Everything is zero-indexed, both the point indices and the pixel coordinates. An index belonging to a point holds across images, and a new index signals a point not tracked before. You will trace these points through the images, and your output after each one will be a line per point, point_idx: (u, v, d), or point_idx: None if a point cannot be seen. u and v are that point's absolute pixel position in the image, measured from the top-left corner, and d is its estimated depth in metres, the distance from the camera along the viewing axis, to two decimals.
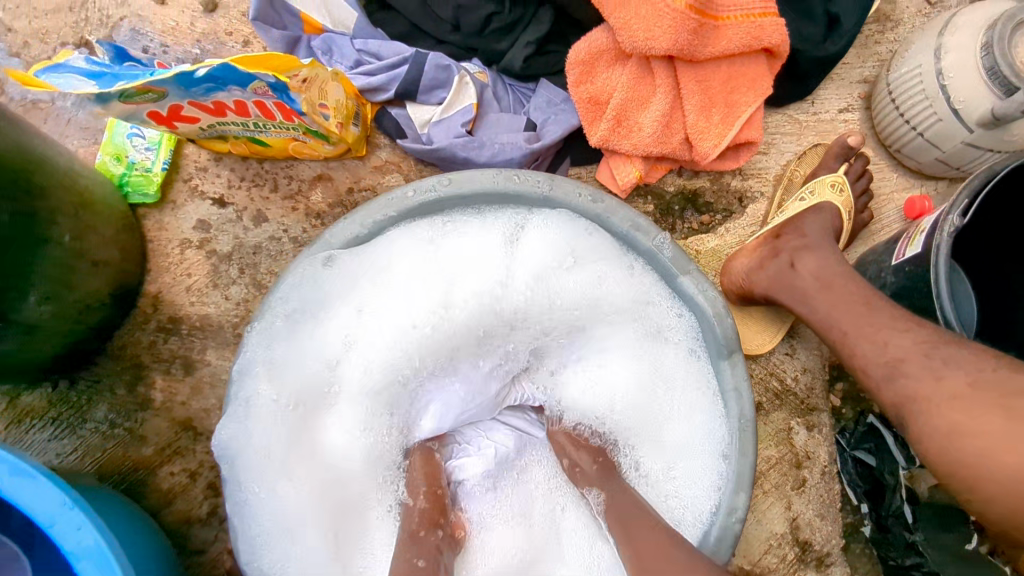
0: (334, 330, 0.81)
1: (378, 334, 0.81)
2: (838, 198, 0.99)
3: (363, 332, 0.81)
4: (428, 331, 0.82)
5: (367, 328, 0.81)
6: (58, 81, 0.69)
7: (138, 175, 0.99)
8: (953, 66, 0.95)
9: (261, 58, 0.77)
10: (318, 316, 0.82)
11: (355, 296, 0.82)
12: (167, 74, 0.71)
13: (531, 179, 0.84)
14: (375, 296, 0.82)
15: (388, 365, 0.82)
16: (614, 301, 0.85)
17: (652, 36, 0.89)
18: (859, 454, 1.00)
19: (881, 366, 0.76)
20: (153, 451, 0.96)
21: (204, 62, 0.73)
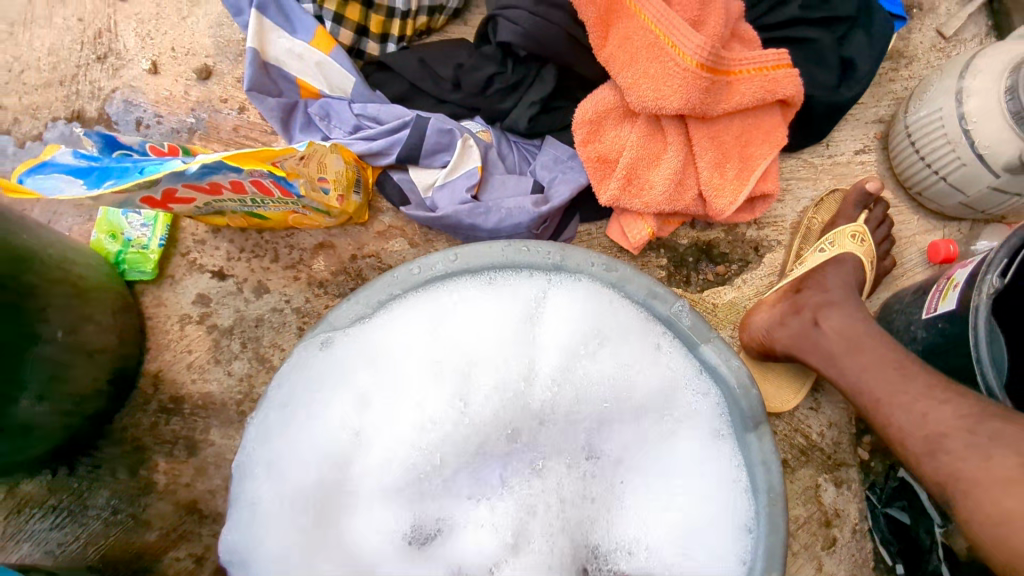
0: (343, 418, 0.80)
1: (389, 421, 0.81)
2: (859, 249, 0.95)
3: (374, 419, 0.81)
4: (443, 417, 0.81)
5: (375, 415, 0.80)
6: (44, 184, 0.67)
7: (135, 252, 0.96)
8: (977, 111, 0.91)
9: (250, 153, 0.74)
10: (325, 403, 0.80)
11: (363, 384, 0.81)
12: (160, 174, 0.69)
13: (541, 251, 0.82)
14: (382, 385, 0.81)
15: (400, 453, 0.80)
16: (632, 378, 0.83)
17: (662, 95, 0.86)
18: (891, 512, 0.96)
19: (921, 439, 0.71)
20: (158, 537, 0.92)
21: (194, 161, 0.71)
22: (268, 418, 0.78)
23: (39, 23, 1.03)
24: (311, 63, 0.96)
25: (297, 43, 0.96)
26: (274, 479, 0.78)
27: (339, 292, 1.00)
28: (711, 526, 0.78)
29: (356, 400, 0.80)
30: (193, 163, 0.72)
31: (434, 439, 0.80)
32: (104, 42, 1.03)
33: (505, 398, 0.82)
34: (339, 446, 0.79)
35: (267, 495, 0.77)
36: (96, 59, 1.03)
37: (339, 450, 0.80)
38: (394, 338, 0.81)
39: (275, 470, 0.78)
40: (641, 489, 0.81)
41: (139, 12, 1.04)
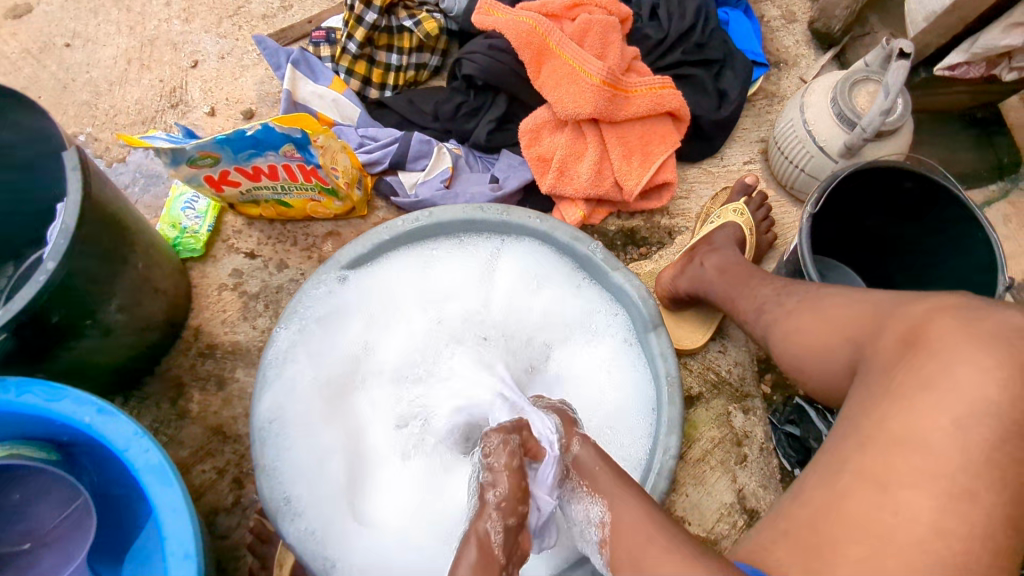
0: (357, 333, 1.10)
1: (392, 335, 1.12)
2: (740, 219, 1.22)
3: (381, 335, 1.11)
4: (430, 334, 1.12)
5: (381, 329, 1.11)
6: (151, 142, 1.01)
7: (189, 236, 1.26)
8: (814, 116, 1.23)
9: (293, 120, 1.05)
10: (343, 320, 1.08)
11: (374, 306, 1.10)
12: (226, 135, 1.02)
13: (492, 210, 1.09)
14: (386, 313, 1.12)
15: (402, 361, 1.10)
16: (561, 313, 1.13)
17: (579, 105, 1.20)
18: (789, 429, 1.15)
19: (753, 312, 0.91)
20: (189, 453, 1.13)
21: (252, 126, 1.03)
22: (300, 326, 1.02)
23: (130, 84, 1.40)
24: (328, 100, 1.32)
25: (318, 87, 1.32)
26: (298, 366, 1.01)
27: None
28: (623, 408, 1.05)
29: (366, 320, 1.10)
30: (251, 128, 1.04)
31: (423, 349, 1.11)
32: (176, 95, 1.40)
33: (472, 324, 1.14)
34: (352, 353, 1.09)
35: (298, 380, 1.01)
36: (170, 106, 1.39)
37: (353, 353, 1.09)
38: (392, 277, 1.11)
39: (302, 363, 1.02)
40: (572, 389, 1.10)
41: (204, 75, 1.42)
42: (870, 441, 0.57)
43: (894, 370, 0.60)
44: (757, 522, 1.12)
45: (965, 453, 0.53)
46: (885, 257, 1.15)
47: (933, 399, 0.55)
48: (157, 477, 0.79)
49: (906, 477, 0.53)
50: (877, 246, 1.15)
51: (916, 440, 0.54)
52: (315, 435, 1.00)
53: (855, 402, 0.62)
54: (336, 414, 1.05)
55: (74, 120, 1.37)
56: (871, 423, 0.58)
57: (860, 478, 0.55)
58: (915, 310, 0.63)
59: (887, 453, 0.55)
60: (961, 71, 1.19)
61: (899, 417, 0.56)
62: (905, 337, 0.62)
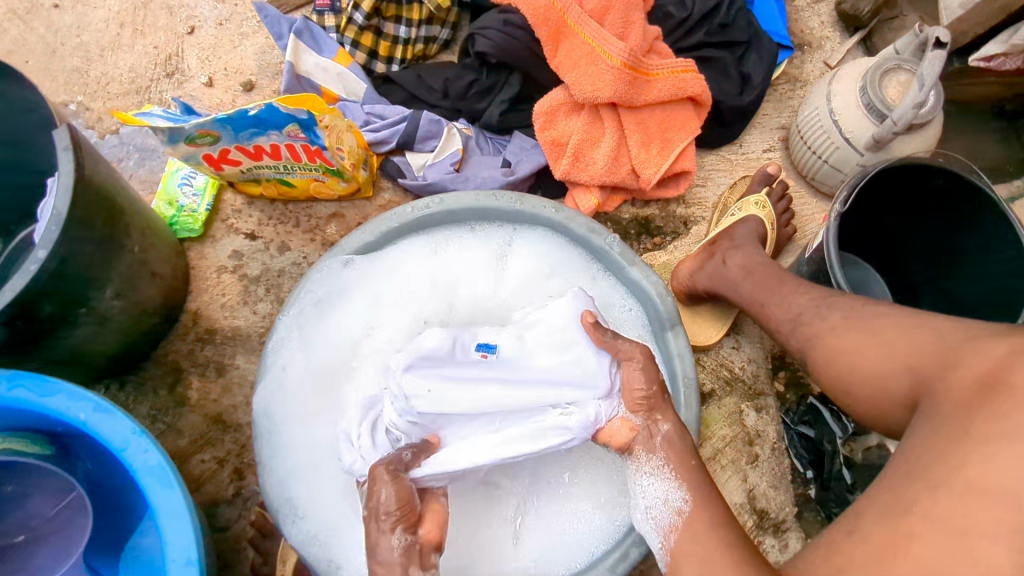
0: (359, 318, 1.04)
1: (395, 316, 1.03)
2: (762, 212, 1.21)
3: (384, 315, 1.03)
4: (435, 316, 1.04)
5: (384, 311, 1.03)
6: (148, 120, 0.95)
7: (186, 215, 1.21)
8: (841, 106, 1.18)
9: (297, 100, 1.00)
10: (344, 303, 1.02)
11: (376, 288, 1.03)
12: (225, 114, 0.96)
13: (505, 198, 1.06)
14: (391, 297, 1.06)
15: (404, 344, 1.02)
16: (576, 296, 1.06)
17: (598, 88, 1.14)
18: (802, 429, 1.14)
19: (787, 322, 0.90)
20: (188, 442, 1.10)
21: (255, 104, 0.97)
22: (299, 311, 0.99)
23: (123, 50, 1.33)
24: (333, 74, 1.26)
25: (323, 60, 1.25)
26: (295, 355, 0.97)
27: None
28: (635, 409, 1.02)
29: (368, 301, 1.03)
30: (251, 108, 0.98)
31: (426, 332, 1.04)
32: (172, 63, 1.33)
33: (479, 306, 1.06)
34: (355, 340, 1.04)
35: (294, 369, 0.97)
36: (165, 75, 1.32)
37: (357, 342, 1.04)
38: (398, 260, 1.05)
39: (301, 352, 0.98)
40: None
41: (201, 42, 1.34)
42: (942, 485, 0.54)
43: (974, 414, 0.57)
44: (767, 522, 1.11)
45: None
46: (908, 258, 1.12)
47: (1019, 449, 0.52)
48: (155, 479, 0.76)
49: (985, 528, 0.51)
50: (902, 247, 1.12)
51: (1000, 489, 0.51)
52: (312, 426, 0.96)
53: (922, 442, 0.59)
54: (334, 404, 0.97)
55: (64, 88, 1.30)
56: (926, 467, 0.57)
57: (931, 521, 0.53)
58: (998, 351, 0.60)
59: (961, 501, 0.53)
60: (996, 63, 1.14)
61: (976, 462, 0.53)
62: (985, 381, 0.58)
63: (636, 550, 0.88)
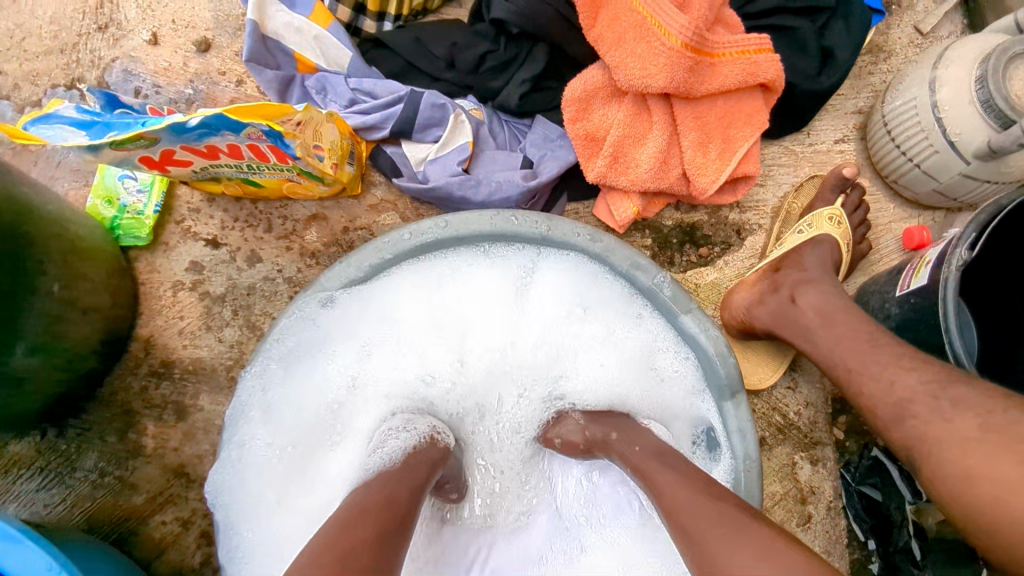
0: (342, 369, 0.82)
1: (387, 372, 0.82)
2: (836, 230, 1.00)
3: (371, 371, 0.82)
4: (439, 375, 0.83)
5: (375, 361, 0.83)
6: (49, 133, 0.69)
7: (130, 218, 0.98)
8: (949, 100, 0.94)
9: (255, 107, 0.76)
10: (322, 354, 0.82)
11: (364, 333, 0.83)
12: (158, 125, 0.70)
13: (529, 220, 0.84)
14: (383, 339, 0.83)
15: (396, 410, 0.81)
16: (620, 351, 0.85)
17: (648, 74, 0.89)
18: (865, 489, 0.99)
19: (889, 407, 0.75)
20: (144, 499, 0.93)
21: (195, 114, 0.73)
22: (265, 371, 0.79)
23: None
24: (309, 37, 0.99)
25: (296, 17, 0.98)
26: (257, 429, 0.78)
27: (331, 263, 1.02)
28: None
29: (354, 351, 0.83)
30: (193, 117, 0.73)
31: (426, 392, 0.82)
32: (105, 13, 1.05)
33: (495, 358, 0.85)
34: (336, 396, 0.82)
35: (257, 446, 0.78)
36: (97, 29, 1.04)
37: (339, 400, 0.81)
38: (394, 296, 0.84)
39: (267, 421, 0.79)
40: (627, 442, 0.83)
41: None
42: None
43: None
44: None
45: None
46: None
47: None
48: None
49: None
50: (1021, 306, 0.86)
51: None
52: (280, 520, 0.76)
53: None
54: (304, 486, 0.77)
55: None
56: None
57: None
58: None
59: None
60: None
61: None
62: None
63: None
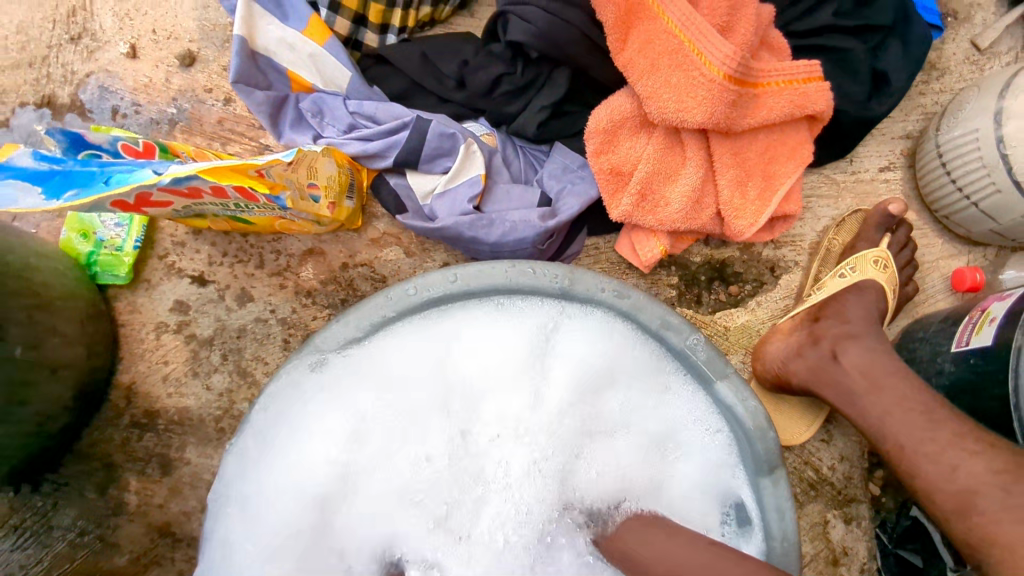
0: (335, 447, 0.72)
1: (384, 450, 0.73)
2: (882, 275, 0.91)
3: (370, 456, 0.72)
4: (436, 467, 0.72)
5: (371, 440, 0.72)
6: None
7: (108, 254, 0.89)
8: (1017, 136, 0.85)
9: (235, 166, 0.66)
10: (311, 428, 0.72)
11: (358, 412, 0.73)
12: (128, 186, 0.61)
13: (548, 273, 0.75)
14: (382, 410, 0.74)
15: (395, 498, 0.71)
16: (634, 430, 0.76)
17: (684, 108, 0.79)
18: (902, 553, 0.90)
19: (952, 497, 0.65)
20: (128, 561, 0.85)
21: (167, 172, 0.63)
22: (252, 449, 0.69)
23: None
24: (304, 54, 0.89)
25: (289, 32, 0.88)
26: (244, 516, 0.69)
27: (328, 302, 0.93)
28: None
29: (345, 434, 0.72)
30: (166, 175, 0.64)
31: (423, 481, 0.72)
32: (78, 22, 0.95)
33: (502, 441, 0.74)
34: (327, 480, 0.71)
35: (243, 545, 0.69)
36: (70, 40, 0.95)
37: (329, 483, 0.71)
38: (391, 363, 0.74)
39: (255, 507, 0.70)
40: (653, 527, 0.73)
41: None
42: None
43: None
44: None
45: None
46: None
47: None
48: None
49: None
50: None
51: None
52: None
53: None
54: None
55: None
56: None
57: None
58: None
59: None
60: None
61: None
62: None
63: None
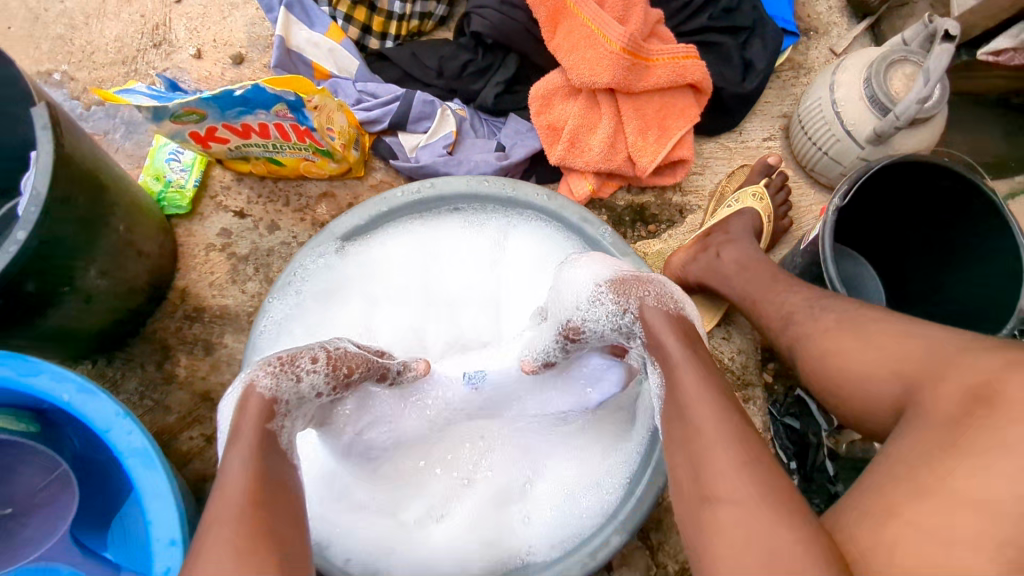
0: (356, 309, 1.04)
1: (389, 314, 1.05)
2: (759, 205, 1.20)
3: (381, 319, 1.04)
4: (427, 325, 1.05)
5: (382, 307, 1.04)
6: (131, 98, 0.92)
7: (174, 191, 1.19)
8: (844, 98, 1.16)
9: (284, 80, 0.97)
10: (337, 295, 1.03)
11: (371, 286, 1.05)
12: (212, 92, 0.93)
13: (497, 184, 1.04)
14: (387, 286, 1.06)
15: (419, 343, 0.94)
16: None
17: (595, 73, 1.11)
18: (787, 421, 1.16)
19: (779, 320, 0.96)
20: (176, 418, 1.10)
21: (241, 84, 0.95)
22: (297, 302, 1.00)
23: (108, 18, 1.29)
24: (325, 50, 1.22)
25: (315, 34, 1.22)
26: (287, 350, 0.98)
27: None
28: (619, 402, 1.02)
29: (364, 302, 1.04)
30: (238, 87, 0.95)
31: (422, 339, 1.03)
32: (160, 33, 1.29)
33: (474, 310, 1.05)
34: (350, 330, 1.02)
35: None
36: (153, 45, 1.29)
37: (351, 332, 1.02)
38: (391, 254, 1.06)
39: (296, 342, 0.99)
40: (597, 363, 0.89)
41: (189, 12, 1.31)
42: (899, 515, 0.61)
43: (966, 428, 0.63)
44: None
45: (998, 520, 0.57)
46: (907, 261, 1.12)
47: (1000, 469, 0.59)
48: (140, 460, 0.79)
49: (967, 539, 0.57)
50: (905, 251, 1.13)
51: (982, 503, 0.58)
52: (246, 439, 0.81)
53: (914, 445, 0.66)
54: None
55: (49, 57, 1.26)
56: (902, 491, 0.62)
57: (913, 529, 0.60)
58: (990, 364, 0.66)
59: (923, 510, 0.60)
60: (1005, 58, 1.12)
61: (965, 481, 0.60)
62: (974, 397, 0.64)
63: (616, 537, 0.92)
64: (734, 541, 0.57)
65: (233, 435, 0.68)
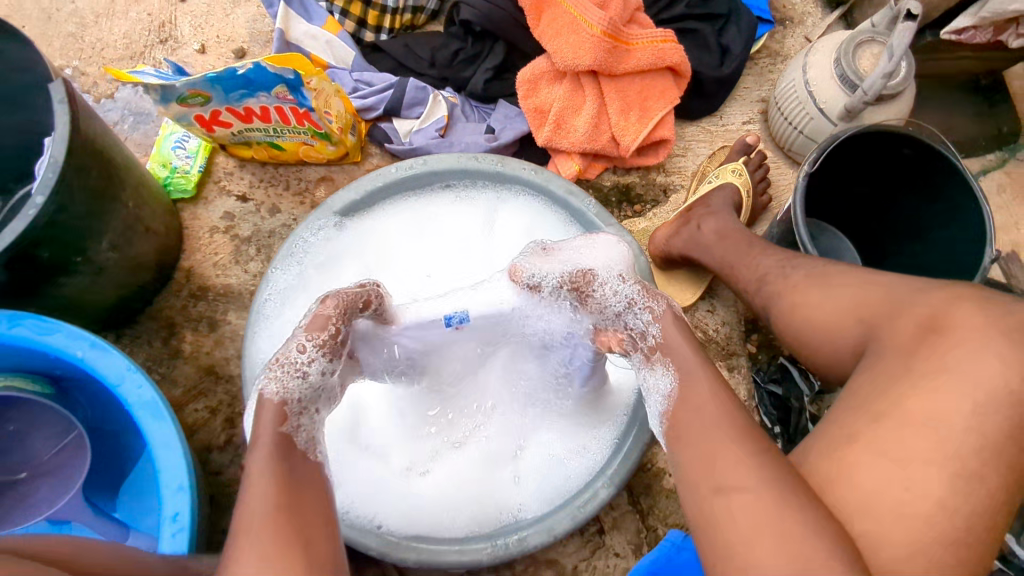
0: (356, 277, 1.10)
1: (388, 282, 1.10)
2: (738, 180, 1.25)
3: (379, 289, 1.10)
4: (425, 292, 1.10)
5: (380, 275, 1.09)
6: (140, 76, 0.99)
7: (179, 177, 1.25)
8: (815, 77, 1.22)
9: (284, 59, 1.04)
10: (338, 264, 1.09)
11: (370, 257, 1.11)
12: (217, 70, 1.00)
13: (487, 159, 1.09)
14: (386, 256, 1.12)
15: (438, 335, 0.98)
16: None
17: (578, 56, 1.18)
18: (771, 388, 1.18)
19: (755, 281, 0.99)
20: (182, 392, 1.15)
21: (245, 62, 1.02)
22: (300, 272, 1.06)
23: (117, 16, 1.36)
24: (322, 42, 1.29)
25: (312, 28, 1.28)
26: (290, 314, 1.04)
27: None
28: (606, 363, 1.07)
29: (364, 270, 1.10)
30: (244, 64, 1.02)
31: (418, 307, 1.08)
32: (166, 30, 1.36)
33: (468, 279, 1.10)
34: None
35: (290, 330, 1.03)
36: (159, 42, 1.35)
37: None
38: (390, 227, 1.12)
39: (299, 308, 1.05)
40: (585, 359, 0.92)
41: (194, 10, 1.38)
42: (858, 436, 0.65)
43: (916, 356, 0.67)
44: None
45: (947, 433, 0.62)
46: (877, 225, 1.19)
47: (948, 388, 0.64)
48: (149, 411, 0.84)
49: (918, 451, 0.62)
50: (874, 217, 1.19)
51: (932, 418, 0.63)
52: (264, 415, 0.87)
53: (871, 373, 0.70)
54: None
55: (60, 53, 1.33)
56: (861, 414, 0.67)
57: (870, 447, 0.64)
58: (939, 298, 0.70)
59: (879, 429, 0.65)
60: (966, 36, 1.19)
61: (917, 401, 0.64)
62: (925, 326, 0.69)
63: (605, 490, 0.94)
64: (744, 507, 0.62)
65: (255, 439, 0.72)
